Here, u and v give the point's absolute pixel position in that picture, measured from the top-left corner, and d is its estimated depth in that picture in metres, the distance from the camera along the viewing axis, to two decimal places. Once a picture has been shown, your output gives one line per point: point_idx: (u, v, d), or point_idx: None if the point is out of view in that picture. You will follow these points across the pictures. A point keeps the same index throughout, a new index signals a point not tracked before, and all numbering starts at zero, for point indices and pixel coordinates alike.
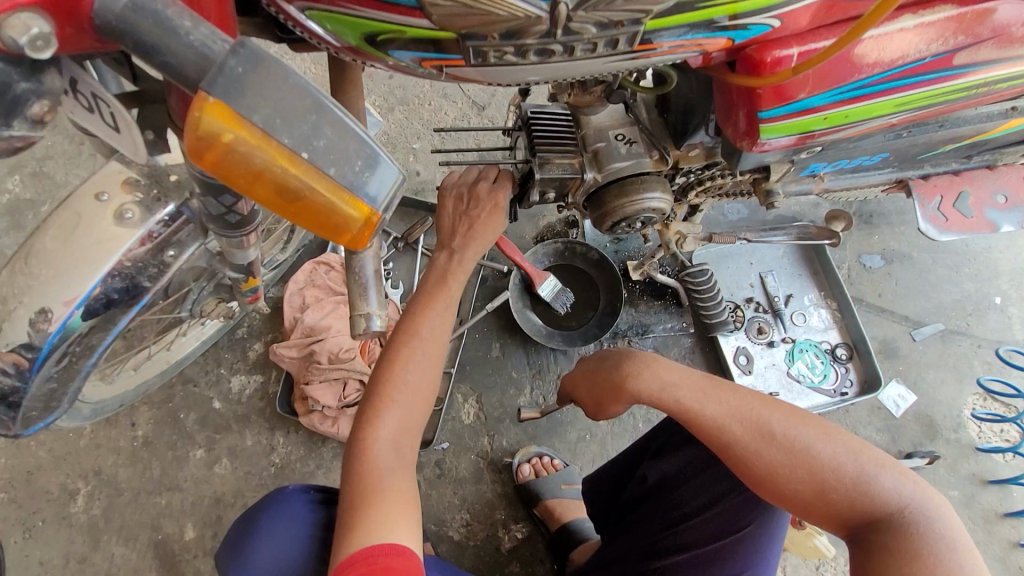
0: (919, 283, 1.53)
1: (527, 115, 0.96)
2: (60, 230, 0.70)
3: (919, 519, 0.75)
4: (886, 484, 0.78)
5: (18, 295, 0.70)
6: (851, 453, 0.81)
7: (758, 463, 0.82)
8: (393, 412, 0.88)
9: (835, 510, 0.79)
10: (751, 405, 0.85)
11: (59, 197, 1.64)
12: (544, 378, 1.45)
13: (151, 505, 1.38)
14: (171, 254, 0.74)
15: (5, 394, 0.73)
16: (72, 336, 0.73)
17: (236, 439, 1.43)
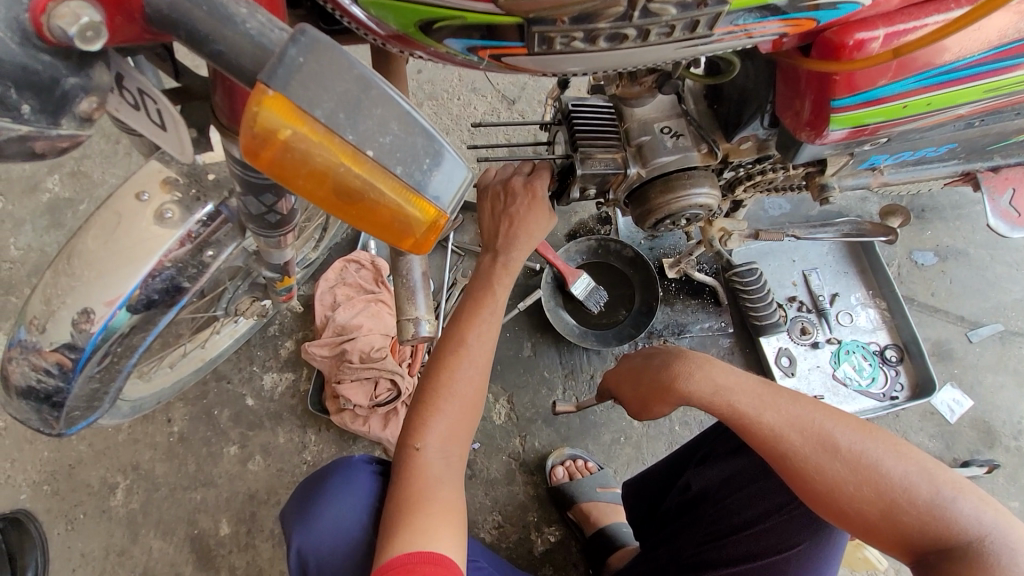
0: (976, 281, 1.44)
1: (568, 108, 0.91)
2: (100, 231, 0.69)
3: (1001, 553, 0.69)
4: (964, 511, 0.72)
5: (62, 295, 0.70)
6: (924, 474, 0.75)
7: (818, 478, 0.77)
8: (440, 419, 0.86)
9: (904, 535, 0.74)
10: (813, 415, 0.80)
11: (96, 195, 1.67)
12: (578, 378, 1.42)
13: (187, 500, 1.39)
14: (210, 254, 0.73)
15: (49, 395, 0.72)
16: (112, 337, 0.72)
17: (269, 437, 1.43)
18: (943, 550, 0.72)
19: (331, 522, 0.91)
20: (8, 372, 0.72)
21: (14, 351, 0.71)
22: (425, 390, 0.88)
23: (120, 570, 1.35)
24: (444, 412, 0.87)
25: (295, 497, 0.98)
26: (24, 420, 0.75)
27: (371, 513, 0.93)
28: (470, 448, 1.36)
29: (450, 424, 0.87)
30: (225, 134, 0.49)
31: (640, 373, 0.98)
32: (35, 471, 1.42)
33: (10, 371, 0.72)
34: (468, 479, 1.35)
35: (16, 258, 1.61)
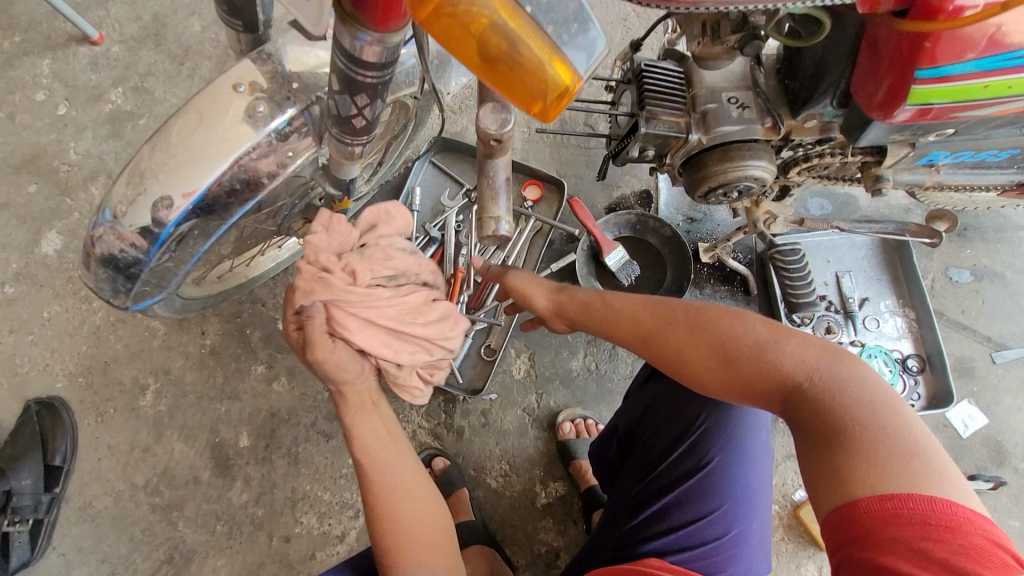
0: (1009, 305, 1.44)
1: (640, 67, 0.92)
2: (188, 126, 0.74)
3: (826, 383, 0.74)
4: (785, 351, 0.78)
5: (146, 180, 0.74)
6: (752, 326, 0.81)
7: (667, 355, 0.86)
8: (407, 552, 0.88)
9: (751, 390, 0.79)
10: (655, 306, 0.89)
11: (156, 111, 1.72)
12: (600, 345, 1.45)
13: (212, 409, 1.45)
14: (290, 154, 0.77)
15: (127, 265, 0.77)
16: (186, 225, 0.77)
17: (296, 361, 1.48)
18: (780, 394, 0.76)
19: None
20: (90, 245, 0.77)
21: (99, 225, 0.77)
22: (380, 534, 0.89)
23: (142, 466, 1.42)
24: (406, 530, 0.88)
25: None
26: (98, 291, 0.81)
27: None
28: (486, 397, 1.41)
29: (419, 548, 0.88)
30: (342, 21, 0.54)
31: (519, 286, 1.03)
32: (73, 363, 1.50)
33: (92, 243, 0.77)
34: (481, 426, 1.40)
35: (75, 162, 1.67)
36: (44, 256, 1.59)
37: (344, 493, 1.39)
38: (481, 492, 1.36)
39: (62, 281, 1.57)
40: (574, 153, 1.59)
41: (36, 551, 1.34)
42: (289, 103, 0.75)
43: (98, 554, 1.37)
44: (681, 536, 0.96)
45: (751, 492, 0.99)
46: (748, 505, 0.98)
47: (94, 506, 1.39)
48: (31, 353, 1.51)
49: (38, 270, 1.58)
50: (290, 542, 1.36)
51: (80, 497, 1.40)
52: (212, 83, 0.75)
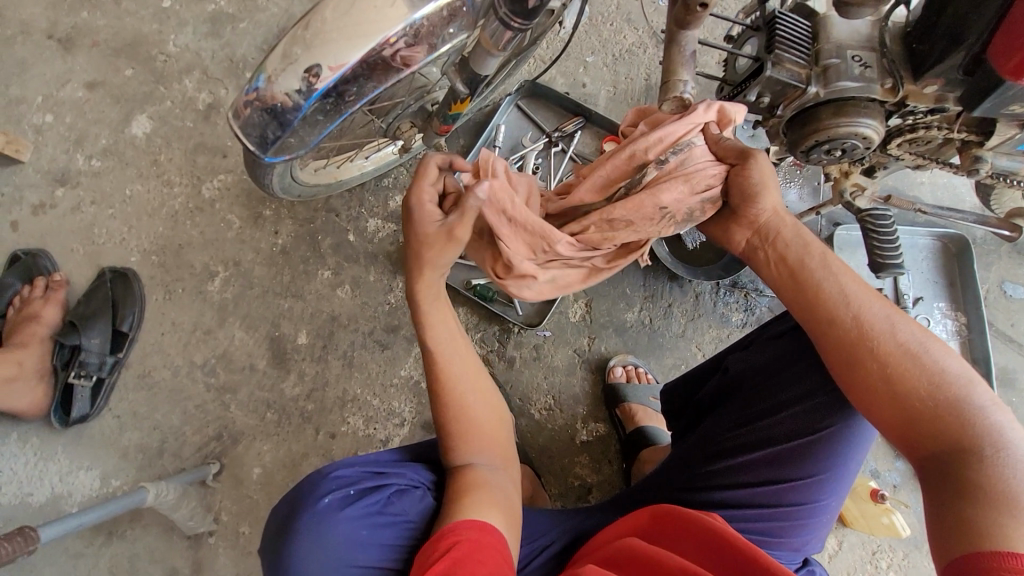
0: None
1: (771, 15, 0.95)
2: (353, 4, 0.81)
3: (1018, 463, 0.66)
4: (993, 418, 0.69)
5: (303, 50, 0.82)
6: (964, 377, 0.72)
7: (854, 346, 0.76)
8: (474, 434, 0.97)
9: (923, 426, 0.72)
10: (868, 297, 0.78)
11: (258, 18, 1.75)
12: (656, 302, 1.49)
13: (276, 304, 1.50)
14: (448, 32, 0.82)
15: (281, 113, 0.84)
16: (330, 97, 0.83)
17: (362, 272, 1.53)
18: (959, 446, 0.69)
19: (340, 541, 0.87)
20: (244, 101, 0.86)
21: (256, 85, 0.85)
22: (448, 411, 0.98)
23: (202, 346, 1.47)
24: (477, 416, 0.98)
25: (296, 525, 0.89)
26: (243, 140, 0.88)
27: (377, 535, 0.90)
28: (540, 333, 1.46)
29: (485, 435, 0.98)
30: None
31: (744, 186, 0.84)
32: (148, 241, 1.55)
33: (247, 105, 0.85)
34: (532, 359, 1.44)
35: (173, 54, 1.71)
36: (132, 137, 1.64)
37: (392, 402, 1.44)
38: (523, 421, 1.41)
39: (147, 163, 1.62)
40: None
41: (95, 407, 1.41)
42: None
43: (150, 421, 1.42)
44: (761, 491, 0.97)
45: (842, 471, 0.95)
46: (838, 484, 0.96)
47: (152, 375, 1.45)
48: (110, 225, 1.57)
49: (126, 149, 1.63)
50: (335, 438, 1.41)
51: (141, 366, 1.46)
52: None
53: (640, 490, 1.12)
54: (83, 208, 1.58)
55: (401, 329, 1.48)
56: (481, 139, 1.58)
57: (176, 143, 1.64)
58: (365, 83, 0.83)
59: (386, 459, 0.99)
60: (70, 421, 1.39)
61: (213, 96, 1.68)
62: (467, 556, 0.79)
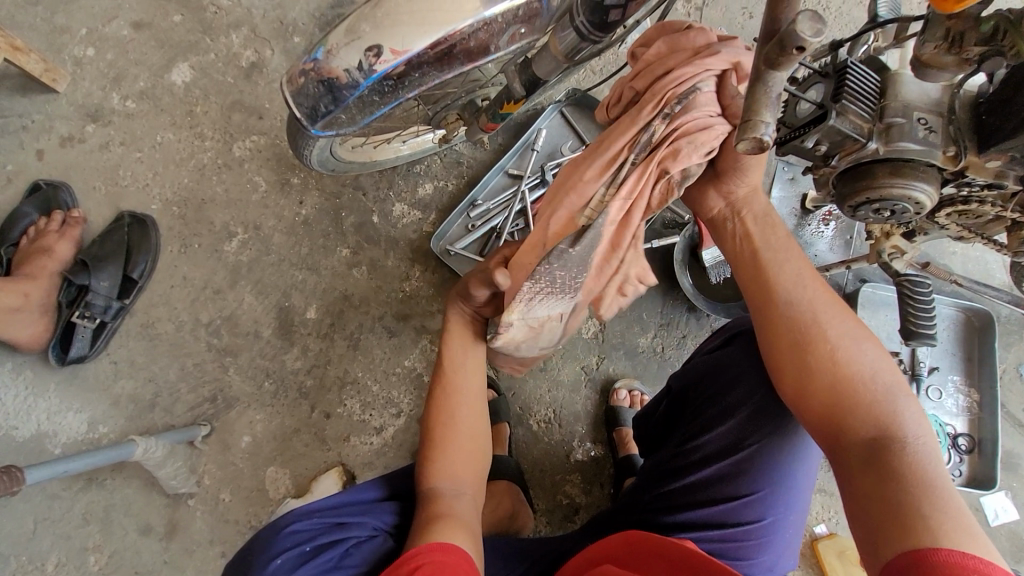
0: None
1: (842, 63, 0.93)
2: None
3: (927, 451, 0.75)
4: (909, 409, 0.78)
5: (369, 28, 0.80)
6: (890, 373, 0.82)
7: (804, 330, 0.84)
8: (446, 453, 0.97)
9: (851, 411, 0.79)
10: (818, 289, 0.87)
11: None
12: (670, 331, 1.47)
13: (290, 274, 1.49)
14: (520, 32, 0.80)
15: (336, 89, 0.82)
16: (388, 80, 0.81)
17: (380, 255, 1.51)
18: (884, 433, 0.76)
19: None
20: (300, 69, 0.84)
21: (315, 56, 0.83)
22: (429, 438, 0.99)
23: (210, 306, 1.45)
24: (456, 441, 0.98)
25: None
26: (293, 108, 0.86)
27: None
28: (550, 344, 1.43)
29: (455, 456, 0.97)
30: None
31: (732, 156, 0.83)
32: (171, 192, 1.53)
33: (302, 74, 0.84)
34: (537, 369, 1.42)
35: (224, 7, 1.69)
36: (171, 84, 1.62)
37: (391, 391, 1.42)
38: (520, 430, 1.39)
39: (181, 112, 1.60)
40: None
41: (93, 350, 1.39)
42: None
43: (146, 372, 1.40)
44: (718, 509, 0.96)
45: (792, 484, 0.96)
46: (788, 496, 0.96)
47: (155, 327, 1.43)
48: (135, 169, 1.55)
49: (163, 95, 1.61)
50: (329, 419, 1.39)
51: (145, 315, 1.44)
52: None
53: (615, 512, 1.09)
54: (111, 148, 1.56)
55: (412, 319, 1.47)
56: (520, 140, 1.56)
57: (213, 97, 1.62)
58: (428, 71, 0.80)
59: (347, 505, 0.95)
60: (67, 360, 1.37)
61: (258, 56, 1.66)
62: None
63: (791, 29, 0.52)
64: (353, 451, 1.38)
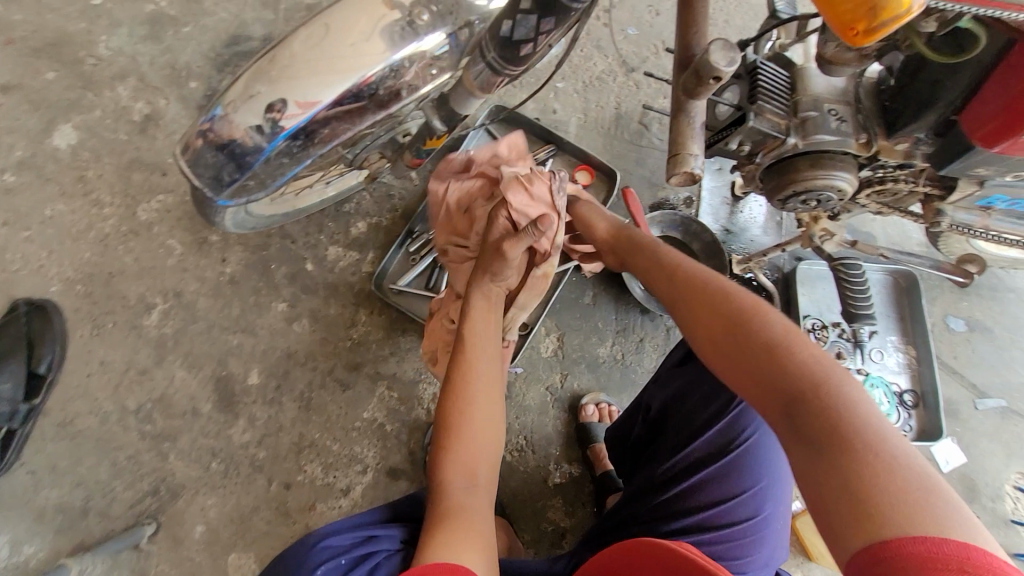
0: (994, 358, 1.57)
1: (752, 64, 0.95)
2: (325, 35, 0.72)
3: (841, 400, 0.64)
4: (806, 359, 0.69)
5: (268, 84, 0.73)
6: (785, 333, 0.75)
7: (689, 313, 0.84)
8: (463, 444, 0.89)
9: (764, 387, 0.71)
10: (699, 278, 0.89)
11: (204, 23, 1.60)
12: (627, 336, 1.47)
13: (223, 340, 1.38)
14: (433, 72, 0.75)
15: (242, 153, 0.75)
16: (297, 137, 0.75)
17: (321, 304, 1.43)
18: (793, 395, 0.67)
19: None
20: (196, 136, 0.77)
21: (210, 120, 0.76)
22: (445, 425, 0.91)
23: (136, 389, 1.32)
24: (471, 434, 0.91)
25: None
26: (194, 177, 0.79)
27: None
28: (512, 370, 1.41)
29: (472, 445, 0.90)
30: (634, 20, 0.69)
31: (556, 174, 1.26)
32: (72, 269, 1.38)
33: (199, 138, 0.76)
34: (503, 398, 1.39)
35: (105, 58, 1.54)
36: (54, 150, 1.46)
37: (354, 447, 1.34)
38: None
39: (71, 180, 1.44)
40: (626, 148, 1.64)
41: (3, 462, 1.23)
42: (442, 23, 0.72)
43: (72, 475, 1.26)
44: (716, 513, 0.92)
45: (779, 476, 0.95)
46: (779, 490, 0.95)
47: (75, 423, 1.28)
48: (25, 250, 1.38)
49: (46, 163, 1.45)
50: (290, 489, 1.30)
51: (62, 412, 1.29)
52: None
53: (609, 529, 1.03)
54: None
55: (364, 368, 1.39)
56: (451, 164, 1.52)
57: (107, 158, 1.47)
58: (336, 125, 0.75)
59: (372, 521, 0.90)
60: None
61: (151, 107, 1.52)
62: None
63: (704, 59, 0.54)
64: (321, 519, 1.29)
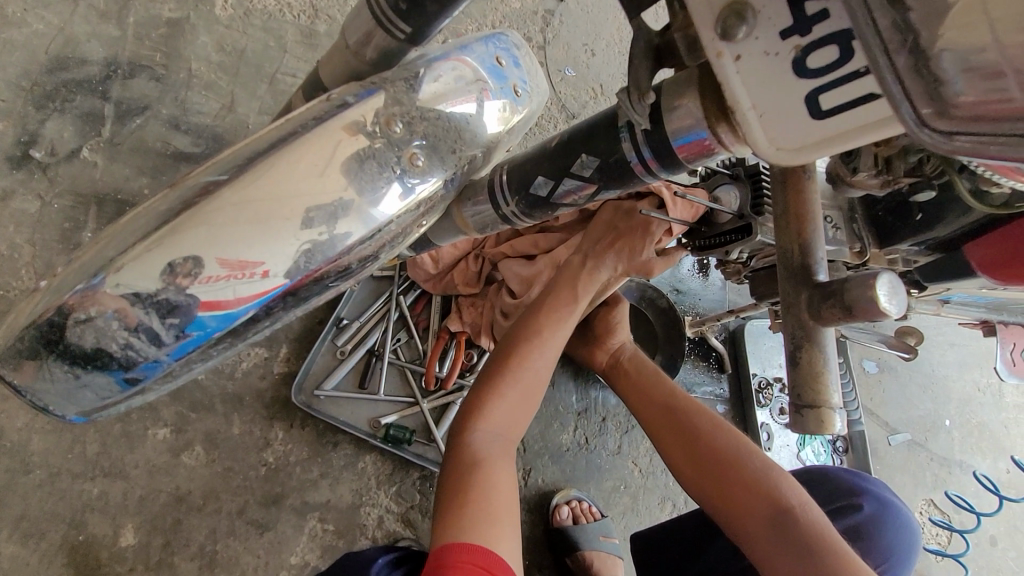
0: (899, 395, 1.72)
1: (755, 167, 0.82)
2: (256, 183, 0.46)
3: (812, 522, 0.78)
4: (784, 487, 0.82)
5: (165, 251, 0.44)
6: (762, 459, 0.87)
7: (674, 419, 0.93)
8: (503, 399, 0.87)
9: (743, 494, 0.83)
10: (681, 395, 0.96)
11: (2, 32, 1.11)
12: (590, 417, 1.35)
13: (76, 493, 1.01)
14: (421, 223, 0.54)
15: (124, 366, 0.45)
16: (219, 336, 0.48)
17: (219, 425, 1.10)
18: (775, 510, 0.80)
19: None
20: (18, 348, 0.45)
21: (44, 328, 0.44)
22: (470, 415, 0.86)
23: None
24: (507, 395, 0.87)
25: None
26: (22, 393, 0.47)
27: None
28: None
29: (509, 409, 0.88)
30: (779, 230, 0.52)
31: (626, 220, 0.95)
32: None
33: (28, 338, 0.44)
34: None
35: None
36: None
37: None
38: None
39: None
40: None
41: None
42: (440, 166, 0.51)
43: None
44: None
45: None
46: None
47: None
48: None
49: None
50: None
51: None
52: (321, 119, 0.48)
53: None
54: None
55: (287, 499, 1.12)
56: None
57: None
58: (282, 309, 0.49)
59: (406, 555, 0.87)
60: None
61: None
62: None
63: (853, 285, 0.45)
64: None
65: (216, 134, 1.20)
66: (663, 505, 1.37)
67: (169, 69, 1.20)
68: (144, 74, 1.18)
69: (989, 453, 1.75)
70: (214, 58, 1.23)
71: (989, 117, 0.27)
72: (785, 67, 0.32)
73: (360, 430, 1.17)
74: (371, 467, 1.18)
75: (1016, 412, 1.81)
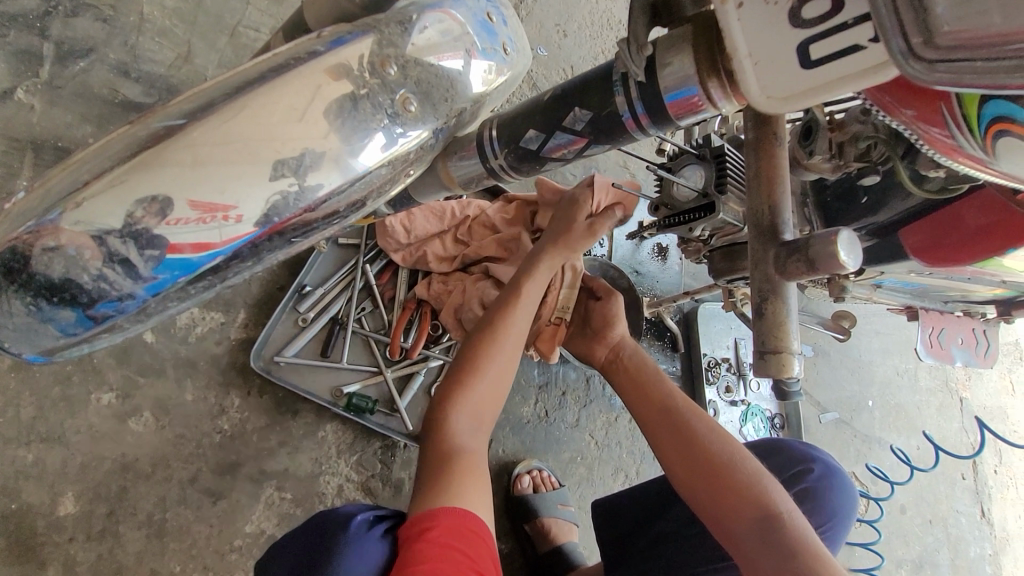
0: (830, 376, 1.86)
1: (720, 148, 0.87)
2: (232, 121, 0.44)
3: (794, 524, 0.84)
4: (774, 490, 0.88)
5: (138, 182, 0.42)
6: (754, 464, 0.91)
7: (675, 420, 0.97)
8: (481, 379, 0.85)
9: (734, 497, 0.88)
10: (683, 399, 1.00)
11: None
12: (550, 391, 1.39)
13: (9, 459, 0.94)
14: (408, 173, 0.54)
15: (93, 300, 0.43)
16: (195, 277, 0.46)
17: (170, 391, 1.06)
18: (765, 512, 0.85)
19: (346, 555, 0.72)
20: None
21: (4, 257, 0.41)
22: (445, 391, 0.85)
23: None
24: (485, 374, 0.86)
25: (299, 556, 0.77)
26: None
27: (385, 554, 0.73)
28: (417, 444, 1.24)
29: (488, 385, 0.87)
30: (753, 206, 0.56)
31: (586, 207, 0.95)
32: None
33: None
34: None
35: None
36: None
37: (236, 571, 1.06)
38: None
39: None
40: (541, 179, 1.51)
41: None
42: (431, 115, 0.51)
43: None
44: None
45: None
46: None
47: None
48: None
49: None
50: None
51: None
52: (302, 60, 0.47)
53: None
54: None
55: (242, 467, 1.09)
56: None
57: None
58: (262, 254, 0.49)
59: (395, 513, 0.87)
60: None
61: None
62: (439, 556, 0.68)
63: (816, 243, 0.50)
64: None
65: (170, 85, 1.13)
66: (616, 476, 1.43)
67: (117, 11, 1.11)
68: (89, 14, 1.09)
69: (903, 431, 1.93)
70: (169, 3, 1.15)
71: (975, 45, 0.28)
72: (783, 16, 0.35)
73: (320, 399, 1.15)
74: (331, 436, 1.17)
75: (928, 395, 2.01)
